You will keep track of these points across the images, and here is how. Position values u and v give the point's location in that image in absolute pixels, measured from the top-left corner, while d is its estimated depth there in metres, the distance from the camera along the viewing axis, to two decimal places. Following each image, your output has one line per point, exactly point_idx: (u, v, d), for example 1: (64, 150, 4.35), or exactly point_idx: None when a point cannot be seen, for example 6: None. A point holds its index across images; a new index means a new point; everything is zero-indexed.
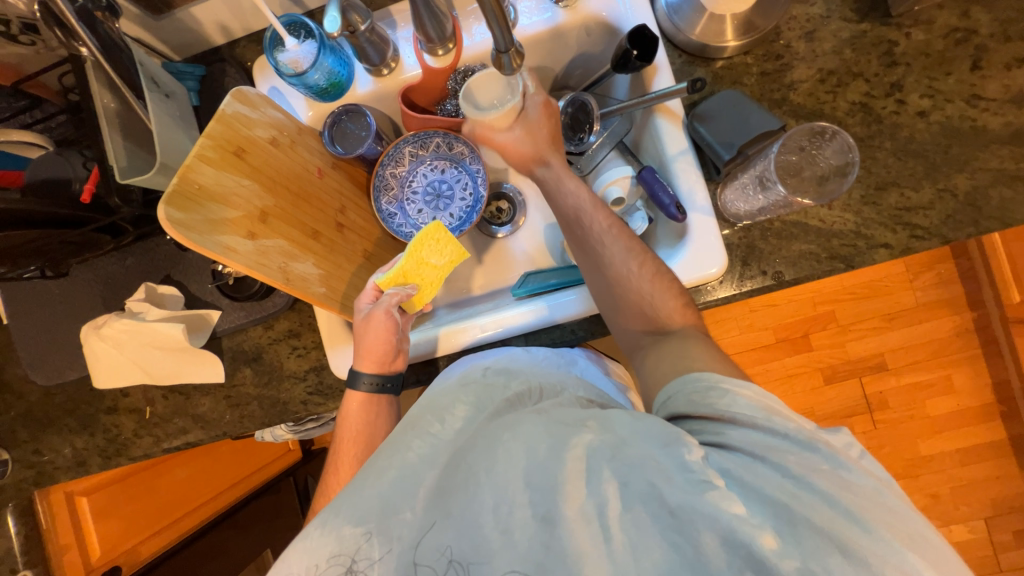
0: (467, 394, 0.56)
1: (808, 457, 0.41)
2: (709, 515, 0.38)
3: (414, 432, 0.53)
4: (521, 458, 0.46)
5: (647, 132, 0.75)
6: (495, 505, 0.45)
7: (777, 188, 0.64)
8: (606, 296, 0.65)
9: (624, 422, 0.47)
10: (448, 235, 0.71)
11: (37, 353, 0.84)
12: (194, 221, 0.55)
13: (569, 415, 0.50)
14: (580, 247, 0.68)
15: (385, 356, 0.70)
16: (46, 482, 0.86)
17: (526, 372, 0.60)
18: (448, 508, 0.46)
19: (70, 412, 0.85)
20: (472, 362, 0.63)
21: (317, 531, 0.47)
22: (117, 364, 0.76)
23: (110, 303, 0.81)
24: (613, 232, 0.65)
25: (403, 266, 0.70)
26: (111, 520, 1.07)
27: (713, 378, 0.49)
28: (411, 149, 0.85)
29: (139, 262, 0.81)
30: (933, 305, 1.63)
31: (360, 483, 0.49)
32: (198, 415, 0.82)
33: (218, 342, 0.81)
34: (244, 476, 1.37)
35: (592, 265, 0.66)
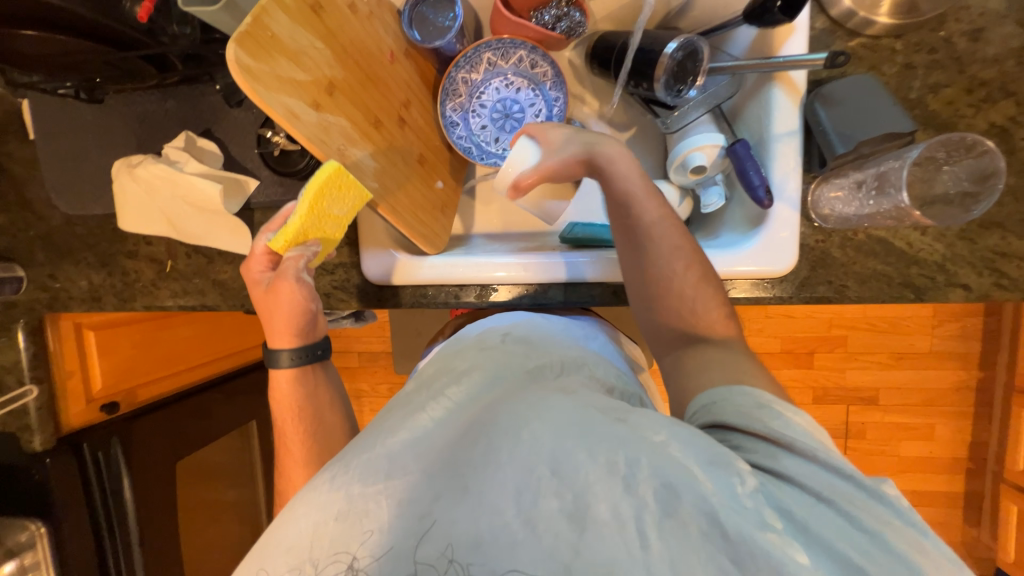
0: (484, 361, 0.57)
1: (874, 505, 0.40)
2: (776, 559, 0.36)
3: (427, 395, 0.55)
4: (549, 437, 0.43)
5: (755, 102, 0.68)
6: (517, 486, 0.41)
7: (899, 196, 0.61)
8: (646, 286, 0.62)
9: (658, 425, 0.44)
10: (353, 180, 0.59)
11: (64, 179, 0.81)
12: (262, 73, 0.50)
13: (597, 401, 0.48)
14: (624, 234, 0.64)
15: (303, 325, 0.66)
16: (60, 308, 0.86)
17: (546, 347, 0.61)
18: (464, 482, 0.43)
19: (91, 248, 0.84)
20: (491, 327, 0.66)
21: (325, 486, 0.46)
22: (147, 208, 0.74)
23: (145, 145, 0.77)
24: (665, 223, 0.62)
25: (300, 224, 0.61)
26: (114, 358, 1.07)
27: (764, 397, 0.47)
28: (490, 56, 0.77)
29: (181, 108, 0.76)
30: (945, 355, 1.62)
31: (369, 443, 0.49)
32: (218, 281, 0.81)
33: (250, 214, 0.77)
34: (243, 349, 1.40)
35: (637, 257, 0.63)
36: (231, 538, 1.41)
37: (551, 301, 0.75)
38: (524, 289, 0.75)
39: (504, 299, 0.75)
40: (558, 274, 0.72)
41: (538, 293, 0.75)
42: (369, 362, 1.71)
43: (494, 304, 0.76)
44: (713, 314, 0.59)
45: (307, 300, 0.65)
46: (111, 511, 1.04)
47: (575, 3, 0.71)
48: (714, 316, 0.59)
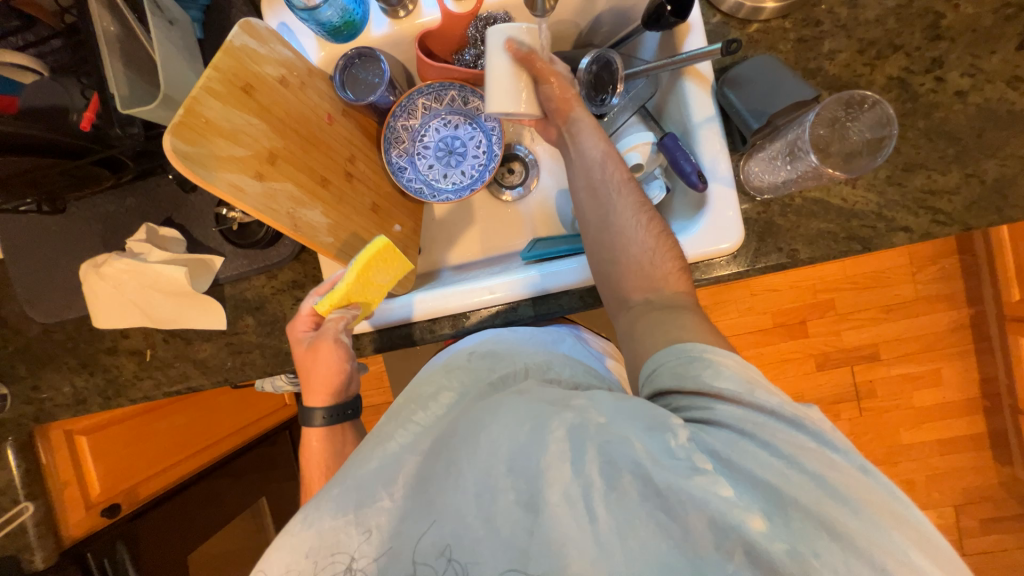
0: (451, 381, 0.62)
1: (797, 436, 0.43)
2: (698, 498, 0.40)
3: (396, 423, 0.57)
4: (504, 443, 0.48)
5: (672, 97, 0.73)
6: (478, 492, 0.46)
7: (808, 158, 0.62)
8: (604, 245, 0.64)
9: (602, 407, 0.49)
10: (395, 253, 0.69)
11: (36, 290, 0.83)
12: (201, 156, 0.52)
13: (553, 396, 0.53)
14: (589, 194, 0.67)
15: (339, 384, 0.71)
16: (46, 417, 0.87)
17: (511, 355, 0.65)
18: (430, 496, 0.48)
19: (70, 351, 0.85)
20: (458, 348, 0.69)
21: (297, 527, 0.48)
22: (119, 303, 0.76)
23: (111, 243, 0.80)
24: (631, 187, 0.65)
25: (348, 290, 0.67)
26: (109, 460, 1.06)
27: (699, 349, 0.51)
28: (424, 101, 0.82)
29: (140, 202, 0.79)
30: (932, 298, 1.64)
31: (338, 480, 0.51)
32: (198, 360, 0.82)
33: (220, 289, 0.79)
34: (242, 427, 1.40)
35: (600, 216, 0.65)
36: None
37: (522, 318, 0.77)
38: (495, 311, 0.77)
39: (478, 324, 0.77)
40: (527, 290, 0.74)
41: (509, 312, 0.76)
42: (373, 415, 1.70)
43: (470, 330, 0.78)
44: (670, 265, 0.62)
45: (344, 359, 0.69)
46: None
47: None
48: (670, 267, 0.61)
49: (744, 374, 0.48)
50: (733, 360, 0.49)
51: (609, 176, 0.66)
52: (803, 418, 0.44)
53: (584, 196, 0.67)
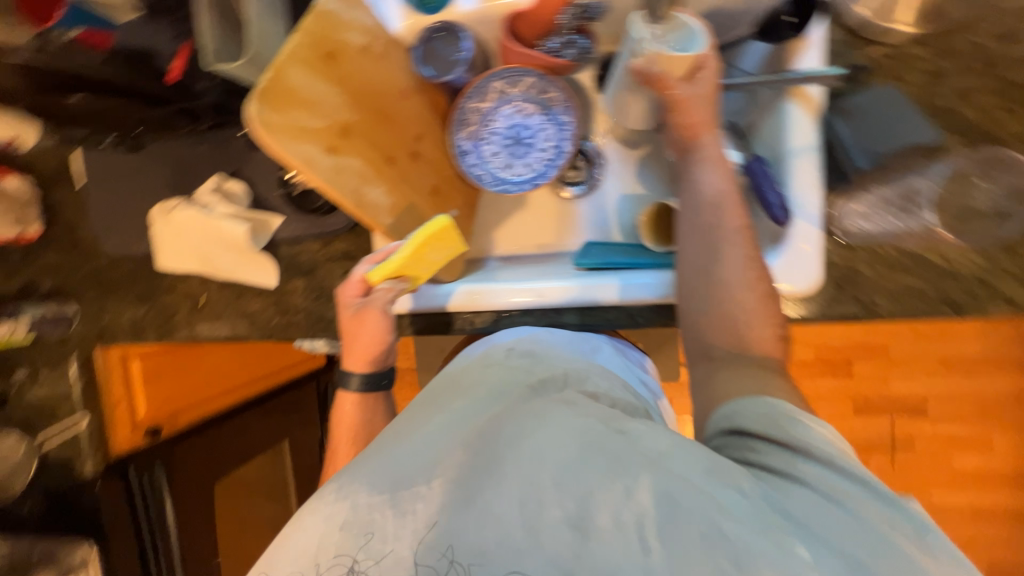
0: (490, 375, 0.62)
1: (876, 503, 0.42)
2: (772, 554, 0.38)
3: (436, 410, 0.57)
4: (553, 454, 0.47)
5: (770, 116, 0.66)
6: (522, 499, 0.45)
7: (924, 217, 0.60)
8: (695, 300, 0.60)
9: (659, 436, 0.48)
10: (453, 234, 0.68)
11: (110, 222, 0.87)
12: (279, 124, 0.53)
13: (601, 417, 0.52)
14: (700, 236, 0.60)
15: (378, 354, 0.72)
16: (107, 340, 0.93)
17: (550, 359, 0.64)
18: (469, 492, 0.47)
19: (133, 284, 0.89)
20: (494, 343, 0.69)
21: (331, 497, 0.49)
22: (181, 248, 0.79)
23: (181, 188, 0.83)
24: (744, 239, 0.59)
25: (401, 263, 0.66)
26: (156, 386, 1.13)
27: (786, 408, 0.48)
28: (499, 84, 0.78)
29: (212, 151, 0.81)
30: (1000, 361, 1.52)
31: (378, 455, 0.52)
32: (248, 313, 0.84)
33: (276, 248, 0.80)
34: (280, 368, 1.45)
35: (705, 256, 0.59)
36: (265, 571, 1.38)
37: (566, 324, 0.76)
38: (540, 313, 0.76)
39: (519, 322, 0.77)
40: (574, 301, 0.73)
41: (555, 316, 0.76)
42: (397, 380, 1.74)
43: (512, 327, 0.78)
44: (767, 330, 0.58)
45: (386, 330, 0.70)
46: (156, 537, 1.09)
47: (579, 31, 0.72)
48: (765, 330, 0.58)
49: (828, 435, 0.46)
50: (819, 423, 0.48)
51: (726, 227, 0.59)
52: (898, 497, 0.42)
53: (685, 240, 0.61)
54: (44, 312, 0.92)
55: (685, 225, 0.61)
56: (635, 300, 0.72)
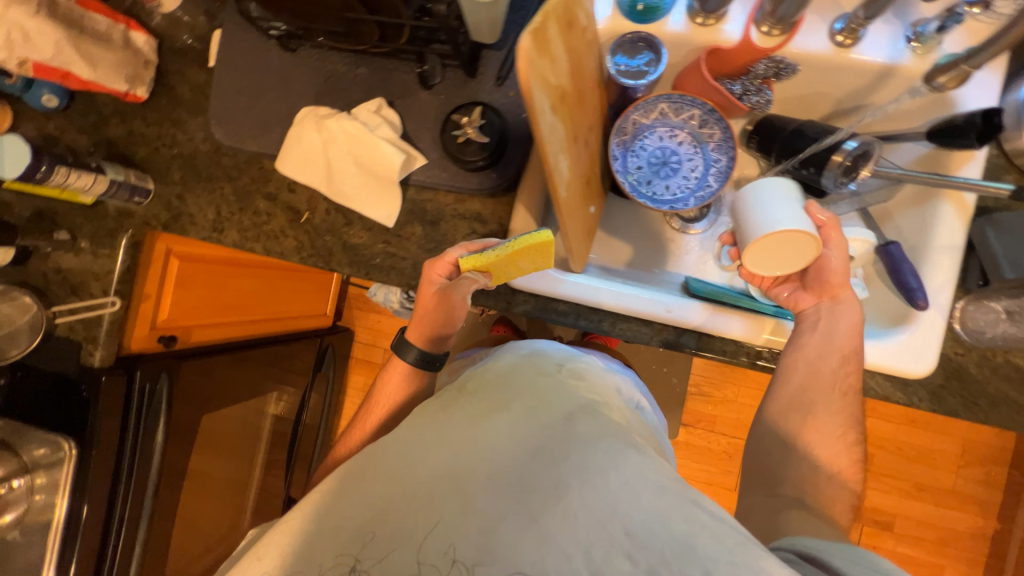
0: (549, 391, 0.67)
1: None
2: None
3: (500, 417, 0.63)
4: (621, 506, 0.54)
5: (914, 210, 0.73)
6: (587, 540, 0.52)
7: None
8: (788, 415, 0.70)
9: (724, 531, 0.51)
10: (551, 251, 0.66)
11: (231, 111, 0.83)
12: (535, 66, 0.51)
13: (671, 485, 0.56)
14: (795, 403, 0.70)
15: (439, 332, 0.75)
16: (177, 230, 0.85)
17: (599, 392, 0.70)
18: (532, 512, 0.54)
19: (230, 180, 0.84)
20: (547, 352, 0.75)
21: (390, 476, 0.58)
22: (312, 158, 0.76)
23: (324, 101, 0.80)
24: (835, 404, 0.68)
25: (495, 262, 0.66)
26: (186, 293, 1.05)
27: (880, 565, 0.50)
28: (664, 107, 0.82)
29: (369, 76, 0.79)
30: (965, 497, 1.65)
31: (443, 450, 0.60)
32: (349, 245, 0.80)
33: (405, 189, 0.78)
34: (280, 316, 1.40)
35: (794, 413, 0.69)
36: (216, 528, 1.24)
37: (683, 346, 0.76)
38: (658, 329, 0.75)
39: (634, 332, 0.76)
40: (698, 322, 0.73)
41: (672, 335, 0.76)
42: None
43: (622, 334, 0.77)
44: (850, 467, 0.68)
45: (459, 313, 0.72)
46: (134, 464, 0.91)
47: (766, 82, 0.77)
48: None
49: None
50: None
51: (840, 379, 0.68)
52: None
53: (794, 369, 0.69)
54: (127, 176, 0.80)
55: (797, 354, 0.69)
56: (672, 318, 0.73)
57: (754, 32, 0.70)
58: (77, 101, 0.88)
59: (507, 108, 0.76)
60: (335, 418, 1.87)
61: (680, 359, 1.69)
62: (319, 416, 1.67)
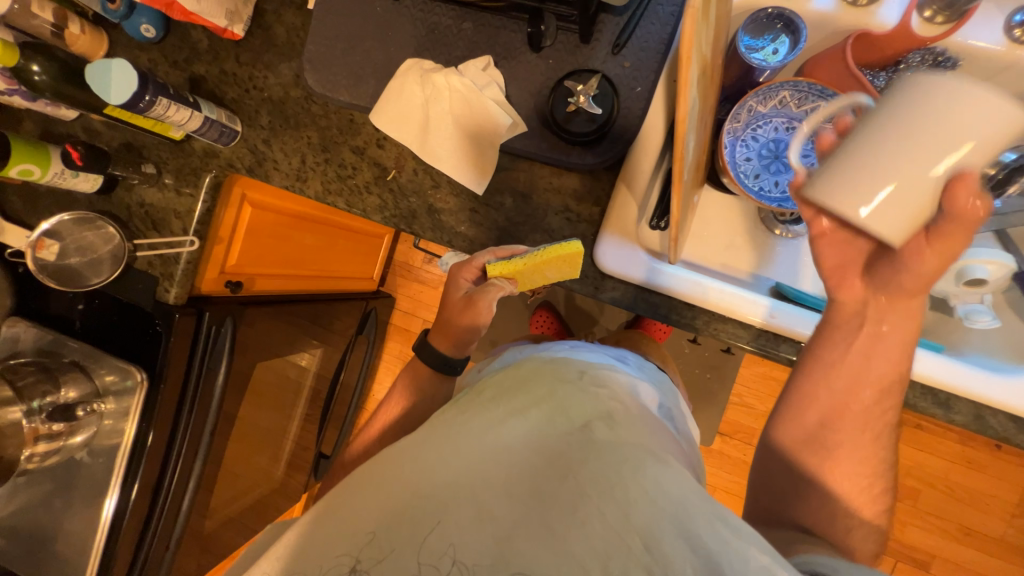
0: (565, 390, 0.61)
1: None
2: None
3: (511, 416, 0.58)
4: (644, 513, 0.47)
5: None
6: (604, 550, 0.45)
7: None
8: (809, 441, 0.61)
9: (756, 548, 0.46)
10: (578, 261, 0.68)
11: (326, 57, 0.80)
12: (700, 30, 0.46)
13: (696, 493, 0.50)
14: (818, 421, 0.60)
15: (462, 341, 0.72)
16: (260, 175, 0.84)
17: (623, 396, 0.63)
18: (548, 522, 0.48)
19: (318, 129, 0.82)
20: (574, 360, 0.69)
21: (393, 477, 0.53)
22: (408, 112, 0.72)
23: (424, 55, 0.76)
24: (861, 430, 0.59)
25: (522, 268, 0.67)
26: (253, 241, 1.05)
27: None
28: (787, 95, 0.73)
29: (476, 32, 0.75)
30: (1014, 548, 1.56)
31: (449, 448, 0.54)
32: (434, 209, 0.77)
33: (500, 157, 0.74)
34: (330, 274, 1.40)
35: (812, 432, 0.60)
36: (257, 470, 1.27)
37: (778, 355, 0.71)
38: (753, 334, 0.71)
39: (727, 334, 0.72)
40: (802, 330, 0.68)
41: (769, 341, 0.71)
42: None
43: (715, 335, 0.72)
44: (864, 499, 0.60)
45: (483, 322, 0.70)
46: (195, 400, 0.93)
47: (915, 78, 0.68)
48: None
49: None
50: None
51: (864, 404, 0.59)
52: None
53: (814, 396, 0.60)
54: (219, 116, 0.79)
55: (822, 378, 0.59)
56: (694, 296, 0.69)
57: (915, 18, 0.63)
58: (172, 33, 0.86)
59: (619, 80, 0.71)
60: (369, 381, 1.89)
61: (727, 366, 1.63)
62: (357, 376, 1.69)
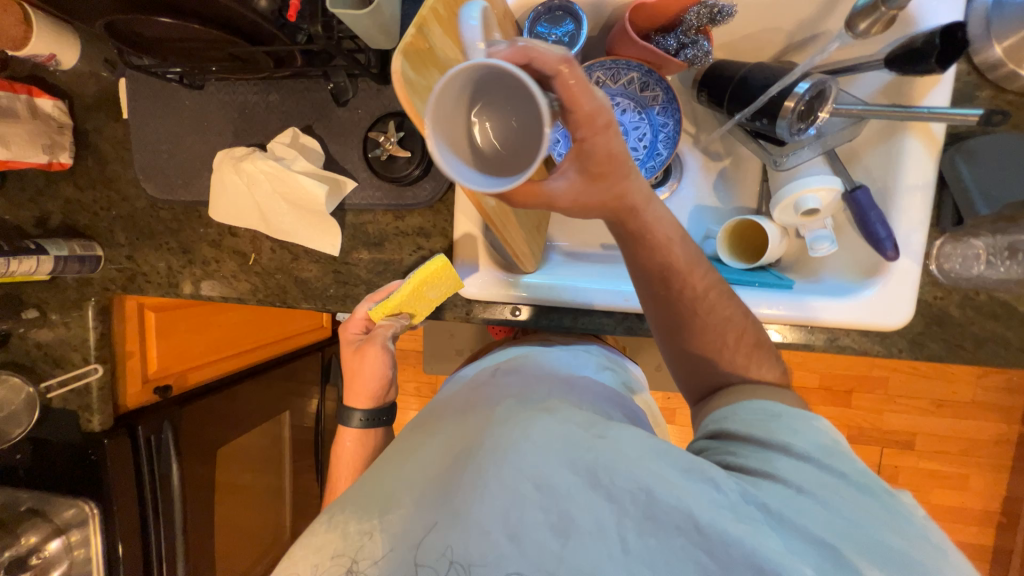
0: (468, 390, 0.64)
1: (866, 505, 0.44)
2: (745, 547, 0.42)
3: (422, 430, 0.59)
4: (533, 458, 0.48)
5: (881, 146, 0.66)
6: (506, 508, 0.46)
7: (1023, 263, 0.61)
8: (673, 338, 0.60)
9: (640, 438, 0.49)
10: (452, 272, 0.70)
11: (156, 163, 0.80)
12: (420, 85, 0.46)
13: (582, 420, 0.52)
14: (659, 305, 0.59)
15: (376, 391, 0.77)
16: (135, 291, 0.86)
17: (529, 369, 0.66)
18: (455, 507, 0.47)
19: (172, 233, 0.83)
20: (484, 364, 0.73)
21: (321, 527, 0.50)
22: (240, 203, 0.74)
23: (243, 137, 0.77)
24: (708, 297, 0.58)
25: (400, 298, 0.71)
26: (169, 342, 1.06)
27: (776, 409, 0.51)
28: (599, 76, 0.74)
29: (283, 101, 0.75)
30: (988, 406, 1.62)
31: (365, 477, 0.55)
32: (301, 280, 0.79)
33: (343, 215, 0.75)
34: (281, 338, 1.40)
35: (665, 327, 0.60)
36: (254, 542, 1.33)
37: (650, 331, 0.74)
38: (621, 317, 0.73)
39: (599, 323, 0.74)
40: None
41: (638, 320, 0.74)
42: None
43: (587, 327, 0.75)
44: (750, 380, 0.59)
45: (387, 361, 0.75)
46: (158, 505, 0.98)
47: (703, 32, 0.68)
48: None
49: (818, 429, 0.49)
50: (806, 418, 0.50)
51: (687, 301, 0.58)
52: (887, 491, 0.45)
53: (642, 292, 0.60)
54: (71, 249, 0.80)
55: (635, 264, 0.58)
56: (539, 295, 0.71)
57: None
58: (11, 177, 0.87)
59: None
60: None
61: None
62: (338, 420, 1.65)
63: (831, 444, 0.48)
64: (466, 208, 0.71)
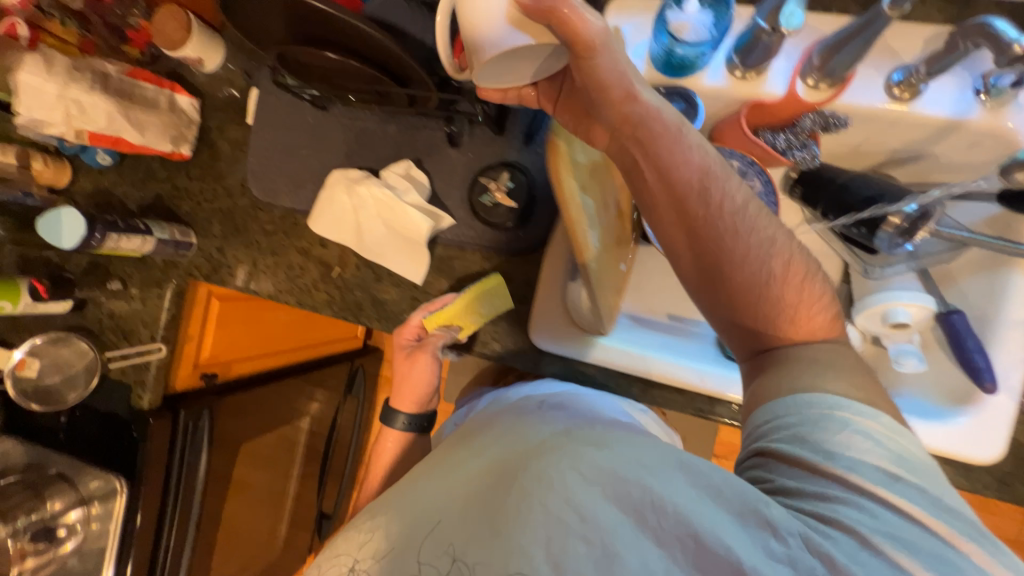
0: (517, 419, 0.64)
1: (929, 539, 0.43)
2: None
3: (467, 449, 0.59)
4: (577, 488, 0.45)
5: (982, 276, 0.67)
6: (548, 538, 0.43)
7: None
8: (707, 282, 0.54)
9: (689, 479, 0.46)
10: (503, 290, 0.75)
11: (266, 168, 0.85)
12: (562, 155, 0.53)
13: (640, 456, 0.48)
14: (687, 234, 0.54)
15: (422, 396, 0.85)
16: (217, 282, 0.89)
17: (579, 408, 0.65)
18: (496, 526, 0.45)
19: (266, 234, 0.86)
20: (532, 395, 0.73)
21: (363, 526, 0.53)
22: (341, 220, 0.77)
23: (355, 159, 0.81)
24: (745, 214, 0.53)
25: (452, 311, 0.74)
26: (227, 332, 1.09)
27: (827, 410, 0.49)
28: None
29: (399, 133, 0.79)
30: None
31: (407, 487, 0.56)
32: (378, 301, 0.81)
33: (433, 247, 0.78)
34: (320, 343, 1.43)
35: (698, 262, 0.54)
36: (253, 546, 1.30)
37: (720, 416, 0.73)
38: (692, 397, 0.73)
39: (667, 398, 0.74)
40: (734, 393, 0.69)
41: (706, 403, 0.73)
42: None
43: (653, 400, 0.75)
44: (791, 328, 0.54)
45: (433, 371, 0.83)
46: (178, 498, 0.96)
47: (812, 137, 0.70)
48: None
49: (874, 447, 0.47)
50: (856, 437, 0.48)
51: (712, 223, 0.52)
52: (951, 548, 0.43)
53: (670, 229, 0.55)
54: (171, 234, 0.85)
55: (661, 188, 0.53)
56: (614, 361, 0.71)
57: (800, 85, 0.66)
58: (129, 157, 0.93)
59: (535, 167, 0.75)
60: (366, 437, 1.91)
61: None
62: (352, 432, 1.64)
63: (890, 469, 0.46)
64: (551, 262, 0.71)
